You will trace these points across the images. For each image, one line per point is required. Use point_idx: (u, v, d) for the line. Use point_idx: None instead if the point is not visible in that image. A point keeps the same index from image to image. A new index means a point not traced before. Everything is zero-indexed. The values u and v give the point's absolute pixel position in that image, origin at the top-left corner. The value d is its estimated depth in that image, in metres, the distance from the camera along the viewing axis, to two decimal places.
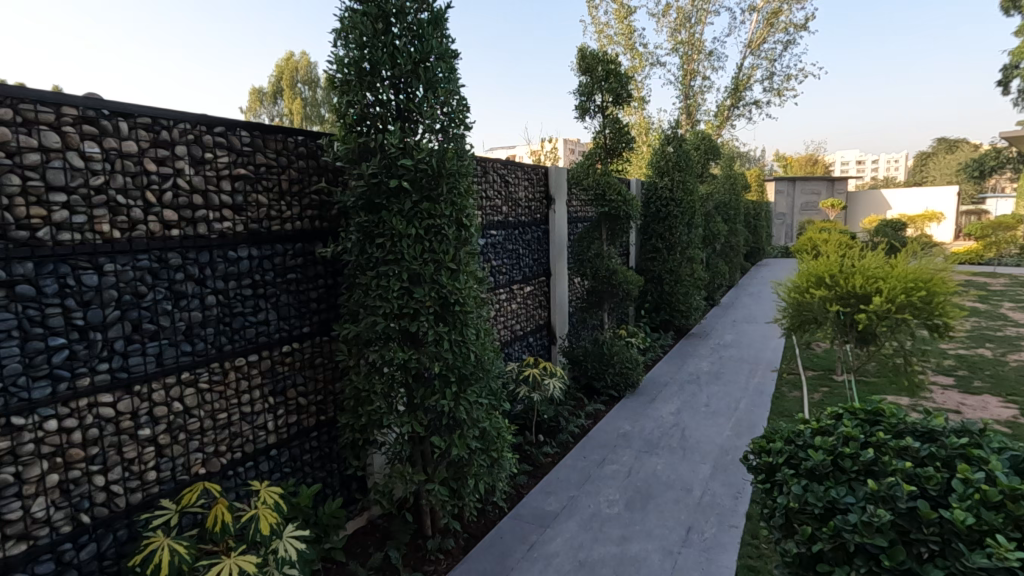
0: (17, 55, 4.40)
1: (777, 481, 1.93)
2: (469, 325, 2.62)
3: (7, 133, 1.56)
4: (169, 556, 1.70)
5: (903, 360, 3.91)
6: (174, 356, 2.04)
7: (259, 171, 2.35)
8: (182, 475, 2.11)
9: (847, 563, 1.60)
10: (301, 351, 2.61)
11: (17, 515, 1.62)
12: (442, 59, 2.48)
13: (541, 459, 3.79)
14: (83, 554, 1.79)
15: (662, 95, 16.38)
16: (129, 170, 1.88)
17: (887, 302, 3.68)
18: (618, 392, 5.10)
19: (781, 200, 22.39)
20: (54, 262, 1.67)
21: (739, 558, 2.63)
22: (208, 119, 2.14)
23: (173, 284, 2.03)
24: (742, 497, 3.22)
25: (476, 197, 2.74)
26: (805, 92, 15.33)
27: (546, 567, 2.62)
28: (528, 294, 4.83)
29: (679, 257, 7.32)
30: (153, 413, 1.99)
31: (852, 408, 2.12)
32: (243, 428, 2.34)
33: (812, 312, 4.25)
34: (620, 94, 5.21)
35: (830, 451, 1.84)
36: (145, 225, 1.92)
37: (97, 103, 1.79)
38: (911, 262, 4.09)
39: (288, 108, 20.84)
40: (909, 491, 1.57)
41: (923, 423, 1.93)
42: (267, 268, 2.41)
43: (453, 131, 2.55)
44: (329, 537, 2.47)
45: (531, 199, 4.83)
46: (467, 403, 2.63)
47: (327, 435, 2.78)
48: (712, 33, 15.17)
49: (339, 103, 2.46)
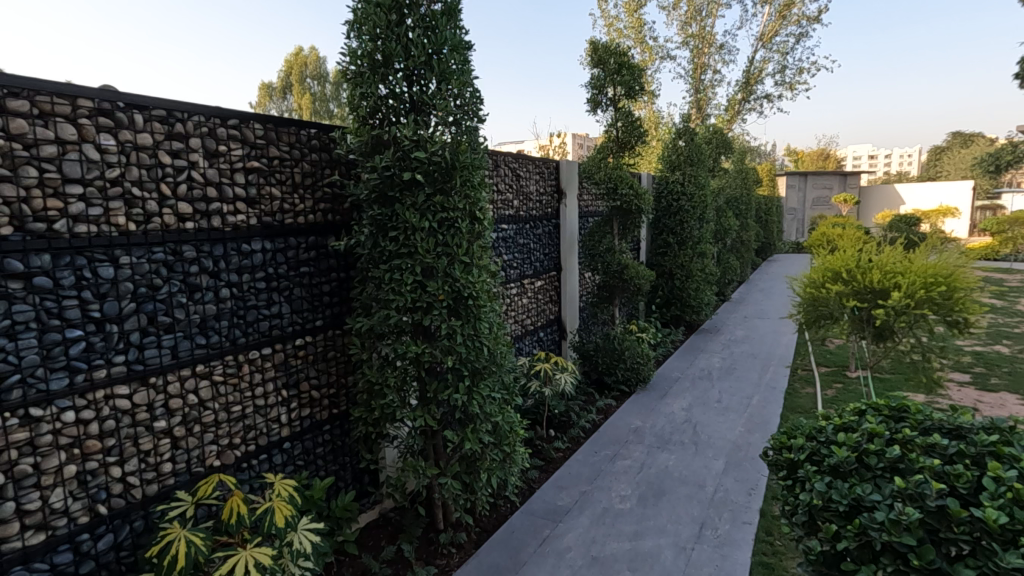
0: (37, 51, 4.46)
1: (799, 478, 1.91)
2: (482, 319, 2.60)
3: (23, 125, 1.57)
4: (186, 547, 1.70)
5: (920, 356, 3.86)
6: (189, 348, 2.05)
7: (273, 163, 2.34)
8: (197, 467, 2.12)
9: (873, 562, 1.57)
10: (314, 345, 2.60)
11: (35, 505, 1.64)
12: (455, 51, 2.46)
13: (552, 454, 3.78)
14: (100, 544, 1.80)
15: (672, 89, 16.31)
16: (144, 163, 1.88)
17: (905, 298, 3.63)
18: (629, 387, 5.08)
19: (792, 194, 22.17)
20: (70, 254, 1.68)
21: (754, 555, 2.61)
22: (222, 112, 2.13)
23: (188, 277, 2.03)
24: (756, 493, 3.19)
25: (490, 190, 2.72)
26: (818, 86, 15.11)
27: (558, 563, 2.60)
28: (539, 289, 4.81)
29: (690, 252, 7.27)
30: (169, 405, 1.99)
31: (876, 404, 2.09)
32: (256, 420, 2.34)
33: (828, 308, 4.19)
34: (633, 87, 5.14)
35: (854, 448, 1.82)
36: (160, 218, 1.92)
37: (113, 95, 1.78)
38: (931, 256, 4.02)
39: (297, 103, 20.85)
40: (938, 489, 1.54)
41: (950, 419, 1.89)
42: (280, 262, 2.40)
43: (466, 124, 2.53)
44: (342, 530, 2.48)
45: (542, 193, 4.79)
46: (480, 397, 2.62)
47: (339, 429, 2.78)
48: (723, 26, 15.03)
49: (352, 96, 2.44)
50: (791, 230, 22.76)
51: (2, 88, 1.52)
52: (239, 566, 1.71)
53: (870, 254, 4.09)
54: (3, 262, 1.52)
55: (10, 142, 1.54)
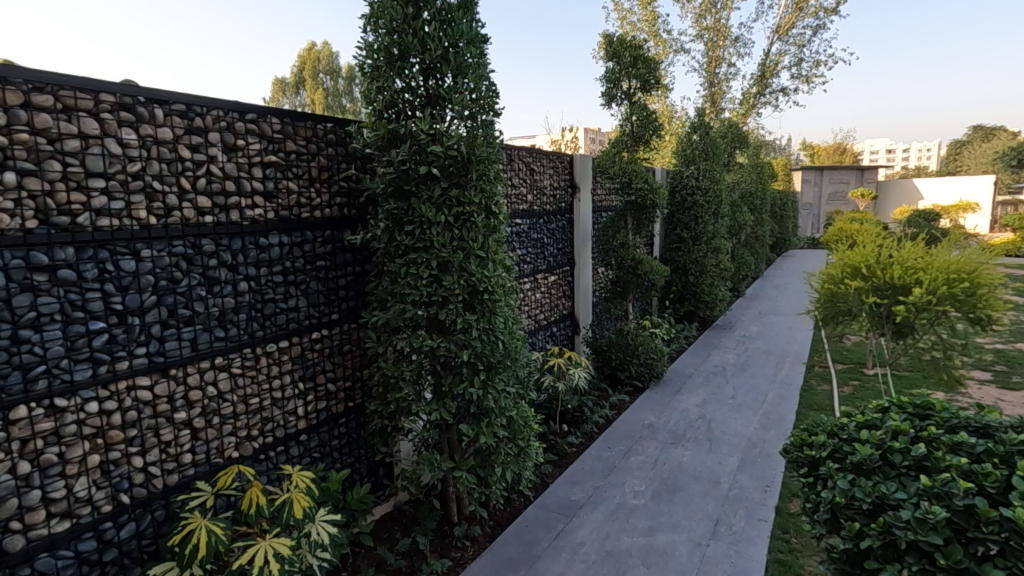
0: (69, 48, 4.58)
1: (821, 475, 1.90)
2: (497, 314, 2.61)
3: (48, 119, 1.59)
4: (207, 536, 1.73)
5: (942, 354, 3.80)
6: (208, 341, 2.07)
7: (290, 158, 2.35)
8: (216, 458, 2.14)
9: (897, 561, 1.55)
10: (330, 339, 2.62)
11: (61, 493, 1.67)
12: (472, 44, 2.46)
13: (566, 449, 3.77)
14: (122, 533, 1.83)
15: (685, 83, 16.23)
16: (164, 157, 1.89)
17: (926, 294, 3.56)
18: (642, 382, 5.06)
19: (807, 189, 21.95)
20: (93, 247, 1.70)
21: (769, 552, 2.59)
22: (240, 106, 2.14)
23: (206, 271, 2.05)
24: (771, 490, 3.17)
25: (505, 185, 2.71)
26: (835, 79, 14.87)
27: (572, 557, 2.61)
28: (552, 284, 4.79)
29: (704, 247, 7.21)
30: (188, 397, 2.02)
31: (899, 401, 2.08)
32: (273, 413, 2.36)
33: (846, 304, 4.15)
34: (648, 80, 5.09)
35: (878, 445, 1.80)
36: (179, 212, 1.94)
37: (133, 90, 1.80)
38: (953, 252, 3.94)
39: (310, 98, 20.88)
40: (966, 488, 1.51)
41: (977, 417, 1.86)
42: (297, 256, 2.42)
43: (481, 118, 2.52)
44: (358, 522, 2.49)
45: (556, 187, 4.77)
46: (495, 391, 2.63)
47: (355, 422, 2.80)
48: (738, 19, 14.88)
49: (368, 89, 2.44)
50: (806, 226, 22.48)
51: (27, 83, 1.55)
52: (259, 556, 1.73)
53: (889, 249, 4.02)
54: (29, 255, 1.55)
55: (34, 136, 1.56)
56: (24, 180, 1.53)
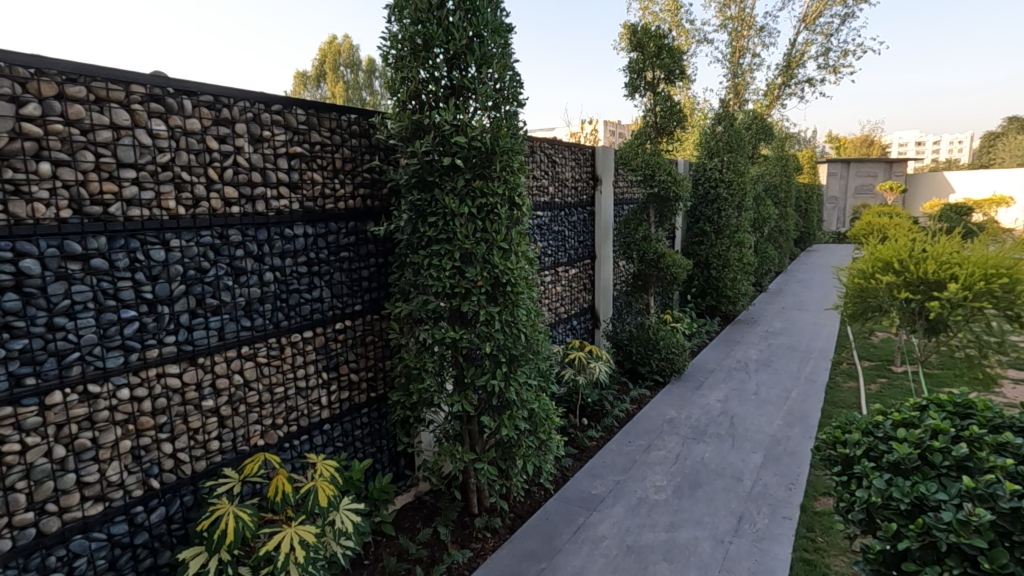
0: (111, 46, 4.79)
1: (855, 474, 1.86)
2: (520, 306, 2.58)
3: (81, 111, 1.62)
4: (234, 522, 1.75)
5: (977, 351, 3.70)
6: (235, 330, 2.10)
7: (314, 149, 2.36)
8: (242, 446, 2.17)
9: (938, 564, 1.51)
10: (353, 329, 2.63)
11: (94, 477, 1.70)
12: (496, 34, 2.44)
13: (586, 443, 3.76)
14: (153, 517, 1.87)
15: (709, 74, 16.06)
16: (192, 148, 1.91)
17: (963, 290, 3.45)
18: (663, 377, 5.02)
19: (833, 182, 21.50)
20: (124, 237, 1.72)
21: (794, 550, 2.55)
22: (266, 98, 2.15)
23: (233, 261, 2.07)
24: (796, 488, 3.11)
25: (528, 176, 2.68)
26: (864, 69, 14.43)
27: (592, 551, 2.60)
28: (573, 277, 4.75)
29: (727, 240, 7.09)
30: (215, 385, 2.04)
31: (938, 399, 2.01)
32: (298, 402, 2.39)
33: (877, 300, 4.06)
34: (673, 70, 5.00)
35: (916, 444, 1.75)
36: (207, 202, 1.96)
37: (163, 81, 1.81)
38: (991, 246, 3.80)
39: (331, 91, 20.99)
40: (1013, 490, 1.46)
41: (1022, 417, 1.80)
42: (321, 246, 2.43)
43: (505, 108, 2.50)
44: (380, 511, 2.52)
45: (578, 179, 4.72)
46: (517, 383, 2.62)
47: (377, 412, 2.82)
48: (764, 7, 14.55)
49: (393, 79, 2.44)
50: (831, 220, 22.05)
51: (61, 75, 1.57)
52: (284, 543, 1.75)
53: (923, 244, 3.91)
54: (63, 244, 1.58)
55: (68, 127, 1.59)
56: (59, 170, 1.56)
